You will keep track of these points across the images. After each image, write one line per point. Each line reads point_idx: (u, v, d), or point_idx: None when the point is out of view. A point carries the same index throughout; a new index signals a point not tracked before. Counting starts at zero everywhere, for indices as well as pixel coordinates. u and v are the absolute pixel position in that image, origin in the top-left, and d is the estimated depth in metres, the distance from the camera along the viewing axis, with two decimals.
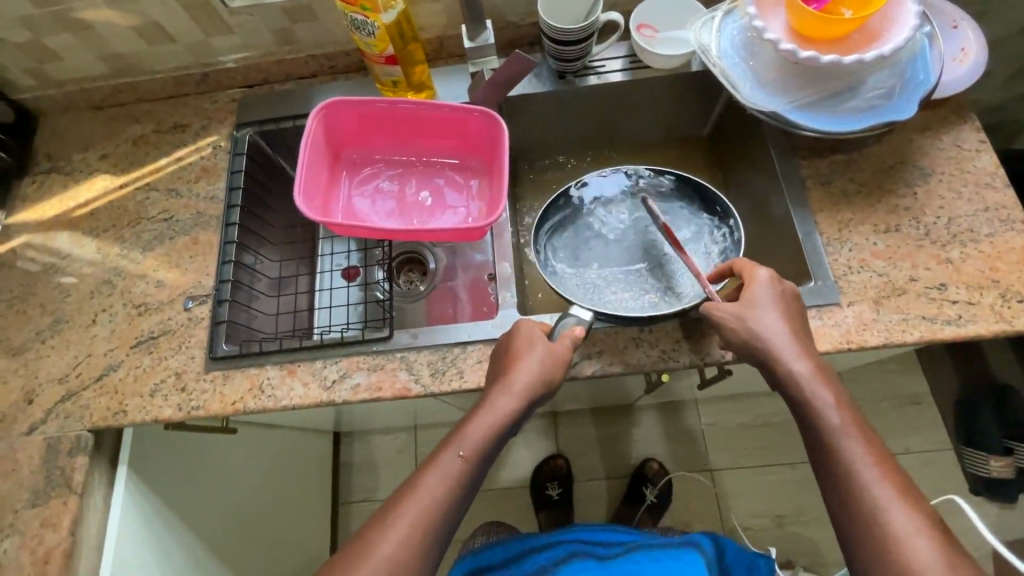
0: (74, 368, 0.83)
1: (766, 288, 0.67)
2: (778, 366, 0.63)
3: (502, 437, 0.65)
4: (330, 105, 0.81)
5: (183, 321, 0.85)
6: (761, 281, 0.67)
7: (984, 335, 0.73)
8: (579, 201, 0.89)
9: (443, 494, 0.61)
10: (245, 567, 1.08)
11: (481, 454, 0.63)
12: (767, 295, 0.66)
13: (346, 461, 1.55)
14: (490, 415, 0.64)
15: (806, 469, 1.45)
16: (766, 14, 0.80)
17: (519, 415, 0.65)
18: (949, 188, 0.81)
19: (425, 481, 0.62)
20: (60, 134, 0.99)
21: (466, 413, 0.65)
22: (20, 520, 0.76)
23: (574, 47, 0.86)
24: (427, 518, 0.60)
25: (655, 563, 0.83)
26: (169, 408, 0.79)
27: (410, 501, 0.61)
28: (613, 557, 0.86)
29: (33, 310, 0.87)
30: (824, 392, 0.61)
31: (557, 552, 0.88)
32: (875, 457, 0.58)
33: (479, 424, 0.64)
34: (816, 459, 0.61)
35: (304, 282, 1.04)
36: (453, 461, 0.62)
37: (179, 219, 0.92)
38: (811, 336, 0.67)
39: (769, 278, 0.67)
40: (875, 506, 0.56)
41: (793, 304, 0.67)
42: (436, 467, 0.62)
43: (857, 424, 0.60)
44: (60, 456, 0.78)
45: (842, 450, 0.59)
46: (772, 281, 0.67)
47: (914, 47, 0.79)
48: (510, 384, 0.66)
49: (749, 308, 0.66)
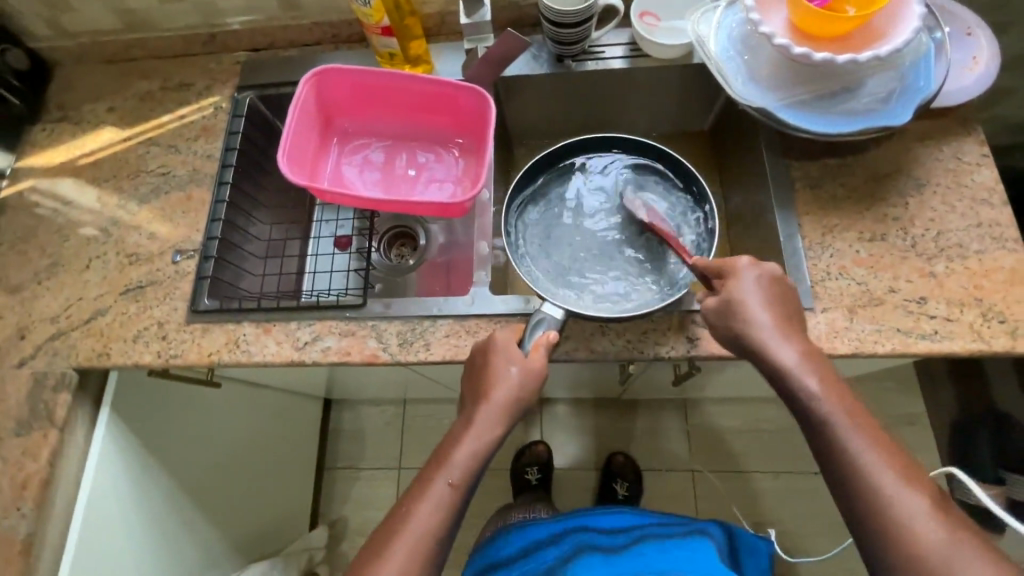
0: (66, 309, 0.86)
1: (749, 278, 0.65)
2: (767, 355, 0.61)
3: (487, 455, 0.64)
4: (322, 72, 0.82)
5: (170, 273, 0.87)
6: (743, 270, 0.66)
7: (960, 353, 0.71)
8: (549, 179, 0.90)
9: (439, 522, 0.60)
10: (222, 518, 1.12)
11: (470, 478, 0.62)
12: (751, 284, 0.65)
13: (334, 428, 1.58)
14: (475, 438, 0.64)
15: (787, 479, 1.44)
16: (768, 7, 0.78)
17: (502, 432, 0.65)
18: (942, 201, 0.78)
19: (417, 510, 0.60)
20: (73, 85, 1.03)
21: (452, 441, 0.64)
22: (4, 447, 0.81)
23: (571, 30, 0.85)
24: (425, 544, 0.59)
25: (663, 554, 0.82)
26: (149, 354, 0.82)
27: (407, 528, 0.59)
28: (619, 551, 0.84)
29: (32, 252, 0.91)
30: (815, 381, 0.59)
31: (565, 549, 0.85)
32: (876, 444, 0.56)
33: (464, 448, 0.63)
34: (817, 451, 0.59)
35: (296, 246, 1.06)
36: (444, 489, 0.61)
37: (176, 174, 0.95)
38: (800, 324, 0.64)
39: (752, 267, 0.66)
40: (888, 502, 0.53)
41: (781, 291, 0.65)
42: (427, 495, 0.61)
43: (852, 413, 0.58)
44: (46, 390, 0.82)
45: (844, 441, 0.56)
46: (755, 270, 0.65)
47: (917, 51, 0.77)
48: (491, 408, 0.65)
49: (735, 299, 0.64)
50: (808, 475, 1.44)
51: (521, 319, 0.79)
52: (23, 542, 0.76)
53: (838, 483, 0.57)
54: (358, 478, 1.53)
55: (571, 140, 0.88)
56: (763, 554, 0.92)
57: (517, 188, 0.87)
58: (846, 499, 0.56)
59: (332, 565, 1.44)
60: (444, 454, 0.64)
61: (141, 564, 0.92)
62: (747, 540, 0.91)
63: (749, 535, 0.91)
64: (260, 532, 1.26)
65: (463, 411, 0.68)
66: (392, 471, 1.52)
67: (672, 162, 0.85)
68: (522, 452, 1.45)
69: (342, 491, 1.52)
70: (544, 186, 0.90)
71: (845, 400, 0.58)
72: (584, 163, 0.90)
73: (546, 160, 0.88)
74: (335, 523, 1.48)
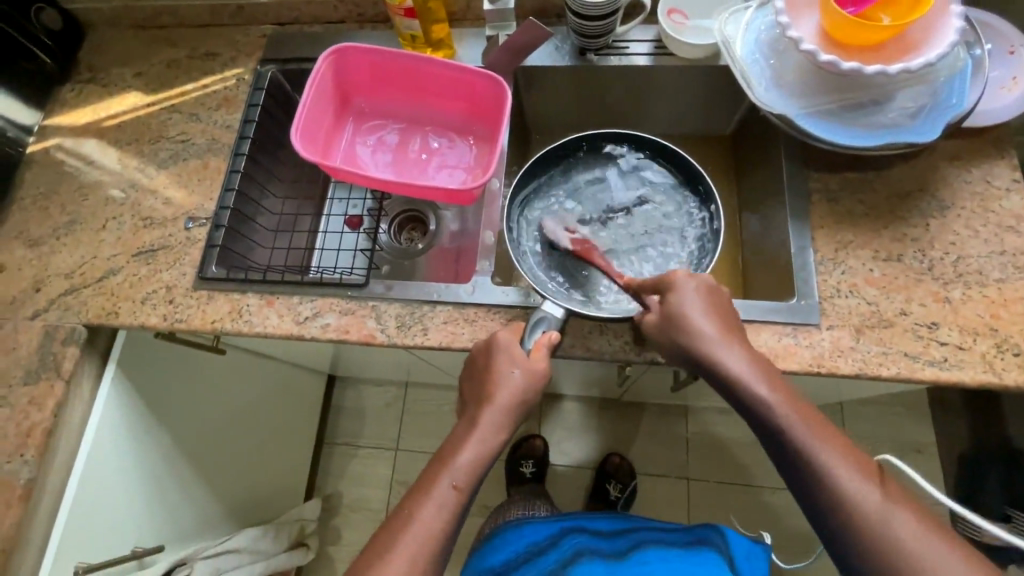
0: (80, 266, 0.89)
1: (687, 290, 0.63)
2: (721, 367, 0.59)
3: (491, 457, 0.62)
4: (341, 50, 0.82)
5: (182, 239, 0.89)
6: (682, 283, 0.64)
7: (968, 384, 0.69)
8: (551, 175, 0.90)
9: (443, 525, 0.58)
10: (217, 483, 1.14)
11: (474, 481, 0.60)
12: (692, 294, 0.63)
13: (335, 404, 1.60)
14: (479, 439, 0.62)
15: (783, 496, 1.41)
16: (800, 12, 0.76)
17: (505, 435, 0.64)
18: (966, 224, 0.76)
19: (419, 513, 0.58)
20: (104, 49, 1.05)
21: (453, 443, 0.63)
22: (12, 394, 0.83)
23: (595, 23, 0.84)
24: (427, 548, 0.56)
25: (666, 564, 0.82)
26: (156, 317, 0.84)
27: (408, 532, 0.57)
28: (621, 558, 0.84)
29: (53, 208, 0.93)
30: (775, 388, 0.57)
31: (565, 554, 0.84)
32: (845, 454, 0.54)
33: (469, 450, 0.61)
34: (786, 469, 0.56)
35: (307, 222, 1.07)
36: (447, 492, 0.59)
37: (195, 142, 0.96)
38: (741, 329, 0.63)
39: (687, 279, 0.64)
40: (866, 515, 0.51)
41: (719, 302, 0.64)
42: (430, 499, 0.58)
43: (810, 420, 0.55)
44: (55, 343, 0.85)
45: (813, 456, 0.54)
46: (691, 282, 0.64)
47: (953, 67, 0.74)
48: (495, 410, 0.63)
49: (676, 312, 0.62)
50: None
51: (520, 312, 0.79)
52: (23, 488, 0.78)
53: (813, 502, 0.54)
54: (355, 454, 1.55)
55: (572, 136, 0.88)
56: (761, 559, 0.82)
57: (520, 184, 0.87)
58: (820, 516, 0.54)
59: (324, 538, 1.47)
60: (447, 455, 0.62)
61: (138, 518, 0.96)
62: (740, 544, 0.83)
63: (740, 535, 0.85)
64: (255, 500, 1.28)
65: (465, 414, 0.66)
66: (389, 452, 1.54)
67: (683, 162, 0.85)
68: (519, 444, 1.44)
69: (339, 467, 1.54)
70: (546, 182, 0.90)
71: (805, 409, 0.56)
72: (582, 163, 0.90)
73: (549, 156, 0.88)
74: (329, 497, 1.51)
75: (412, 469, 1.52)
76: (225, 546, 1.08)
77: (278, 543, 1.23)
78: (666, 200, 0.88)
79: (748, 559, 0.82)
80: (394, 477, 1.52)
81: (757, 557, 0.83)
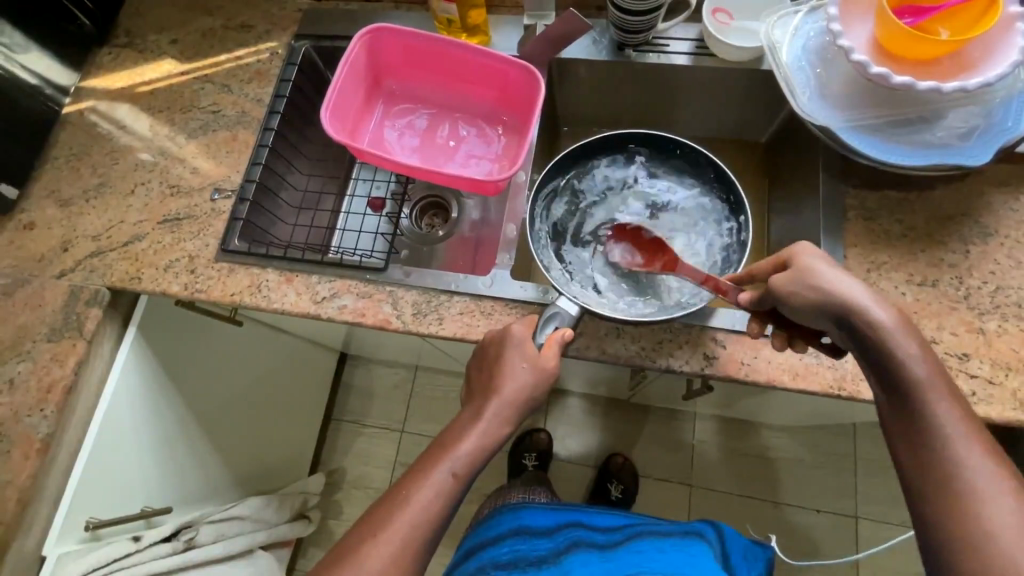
0: (107, 230, 0.90)
1: (813, 261, 0.59)
2: (853, 316, 0.55)
3: (493, 446, 0.62)
4: (376, 29, 0.81)
5: (207, 210, 0.90)
6: (806, 257, 0.59)
7: (997, 420, 0.66)
8: (580, 170, 0.88)
9: (438, 511, 0.58)
10: (226, 449, 1.16)
11: (473, 470, 0.60)
12: (816, 263, 0.58)
13: (346, 381, 1.62)
14: (485, 429, 0.61)
15: (788, 512, 1.39)
16: (851, 20, 0.73)
17: (510, 428, 0.63)
18: (1009, 254, 0.73)
19: (416, 497, 0.58)
20: (142, 15, 1.05)
21: (457, 429, 0.62)
22: (35, 349, 0.84)
23: (636, 18, 0.81)
24: (423, 531, 0.57)
25: (662, 552, 0.81)
26: (177, 285, 0.85)
27: (402, 514, 0.57)
28: (613, 547, 0.83)
29: (84, 169, 0.94)
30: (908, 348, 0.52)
31: (559, 543, 0.84)
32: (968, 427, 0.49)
33: (472, 440, 0.61)
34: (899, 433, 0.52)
35: (330, 201, 1.07)
36: (445, 479, 0.59)
37: (225, 114, 0.96)
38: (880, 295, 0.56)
39: (809, 246, 0.60)
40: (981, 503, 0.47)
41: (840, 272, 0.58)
42: (427, 483, 0.58)
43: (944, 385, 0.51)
44: (79, 303, 0.85)
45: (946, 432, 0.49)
46: (815, 254, 0.59)
47: (1011, 89, 0.71)
48: (501, 402, 0.63)
49: (800, 274, 0.58)
50: (812, 512, 1.39)
51: (537, 309, 0.78)
52: (41, 441, 0.80)
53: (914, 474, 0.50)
54: (362, 433, 1.56)
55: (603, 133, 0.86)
56: (758, 560, 0.88)
57: (545, 178, 0.85)
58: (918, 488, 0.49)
59: (326, 512, 1.50)
60: (450, 442, 0.61)
61: (145, 477, 0.97)
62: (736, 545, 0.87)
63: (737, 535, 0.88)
64: (261, 470, 1.30)
65: (470, 403, 0.66)
66: (395, 433, 1.55)
67: (711, 164, 0.83)
68: (522, 438, 1.45)
69: (345, 444, 1.56)
70: (578, 173, 0.88)
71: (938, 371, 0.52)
72: (604, 164, 0.88)
73: (579, 152, 0.86)
74: (333, 472, 1.53)
75: (415, 452, 1.53)
76: (231, 512, 1.09)
77: (279, 513, 1.23)
78: (694, 204, 0.86)
79: (745, 560, 0.87)
80: (397, 459, 1.53)
81: (754, 555, 0.88)
